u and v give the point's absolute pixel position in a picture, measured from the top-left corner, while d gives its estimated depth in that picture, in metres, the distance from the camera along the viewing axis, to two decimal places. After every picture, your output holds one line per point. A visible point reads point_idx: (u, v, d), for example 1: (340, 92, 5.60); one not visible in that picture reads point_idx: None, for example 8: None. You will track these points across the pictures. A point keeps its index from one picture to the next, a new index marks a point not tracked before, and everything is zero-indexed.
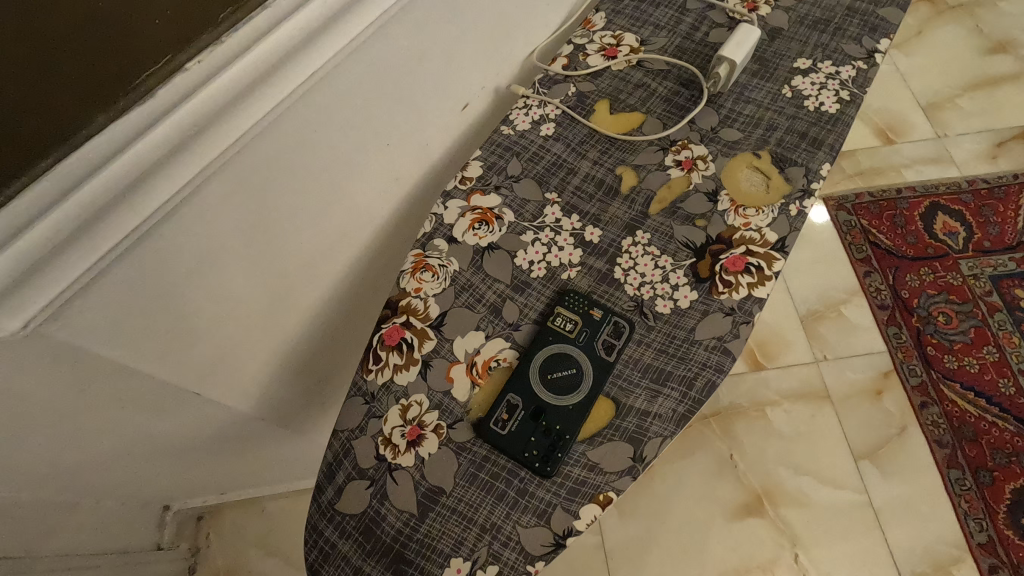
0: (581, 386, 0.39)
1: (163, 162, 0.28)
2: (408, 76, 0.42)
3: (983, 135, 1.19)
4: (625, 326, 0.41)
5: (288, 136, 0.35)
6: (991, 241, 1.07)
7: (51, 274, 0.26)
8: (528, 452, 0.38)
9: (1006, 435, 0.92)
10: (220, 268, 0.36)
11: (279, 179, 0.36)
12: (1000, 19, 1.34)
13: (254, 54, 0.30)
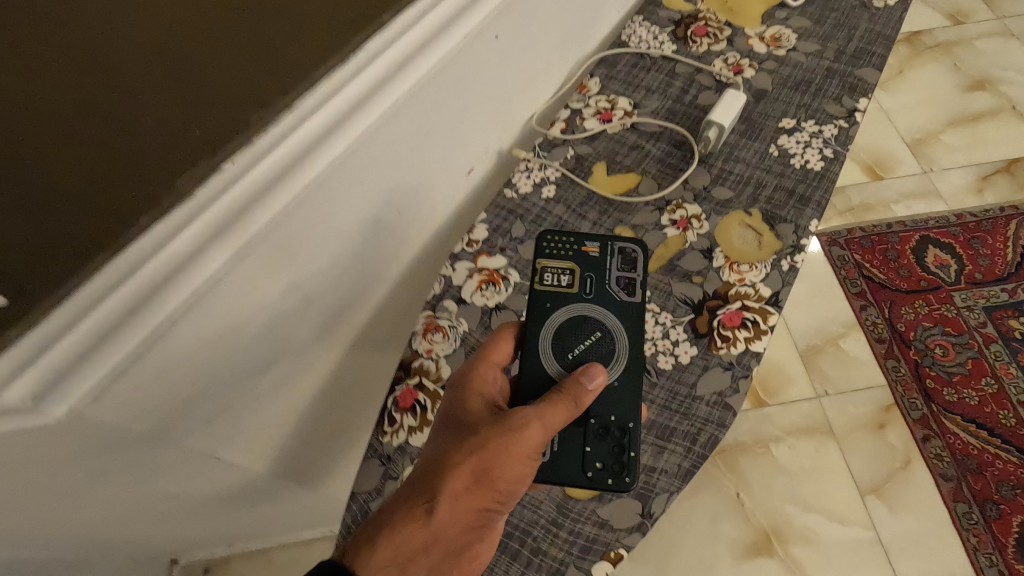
0: (612, 345, 0.39)
1: (193, 256, 0.30)
2: (416, 151, 0.45)
3: (967, 170, 1.22)
4: (631, 253, 0.43)
5: (307, 219, 0.37)
6: (981, 273, 1.10)
7: (90, 366, 0.28)
8: (593, 467, 0.37)
9: (1009, 467, 0.93)
10: (242, 343, 0.38)
11: (297, 257, 0.38)
12: (976, 57, 1.39)
13: (278, 153, 0.33)
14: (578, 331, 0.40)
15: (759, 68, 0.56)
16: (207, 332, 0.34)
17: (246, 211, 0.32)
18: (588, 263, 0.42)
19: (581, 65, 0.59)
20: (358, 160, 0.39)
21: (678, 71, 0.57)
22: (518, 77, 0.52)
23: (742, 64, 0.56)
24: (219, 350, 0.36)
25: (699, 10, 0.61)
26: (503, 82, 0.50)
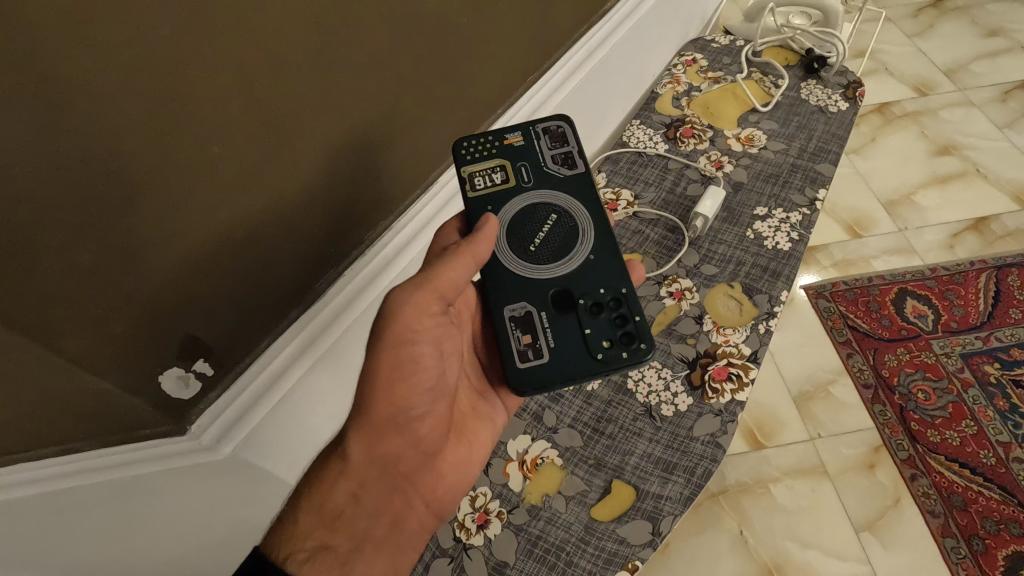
0: (554, 214, 0.56)
1: (288, 364, 0.57)
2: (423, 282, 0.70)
3: (940, 228, 1.33)
4: (544, 131, 0.60)
5: (354, 334, 0.62)
6: (957, 322, 1.19)
7: (234, 424, 0.55)
8: (603, 340, 0.51)
9: (992, 503, 1.00)
10: (319, 410, 0.62)
11: (349, 356, 0.63)
12: (940, 125, 1.50)
13: (334, 300, 0.59)
14: (529, 220, 0.56)
15: (736, 164, 0.70)
16: (305, 395, 0.60)
17: (330, 322, 0.59)
18: (511, 157, 0.59)
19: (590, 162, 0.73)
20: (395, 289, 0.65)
21: (671, 166, 0.71)
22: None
23: (722, 161, 0.71)
24: (310, 407, 0.61)
25: (687, 115, 0.76)
26: None
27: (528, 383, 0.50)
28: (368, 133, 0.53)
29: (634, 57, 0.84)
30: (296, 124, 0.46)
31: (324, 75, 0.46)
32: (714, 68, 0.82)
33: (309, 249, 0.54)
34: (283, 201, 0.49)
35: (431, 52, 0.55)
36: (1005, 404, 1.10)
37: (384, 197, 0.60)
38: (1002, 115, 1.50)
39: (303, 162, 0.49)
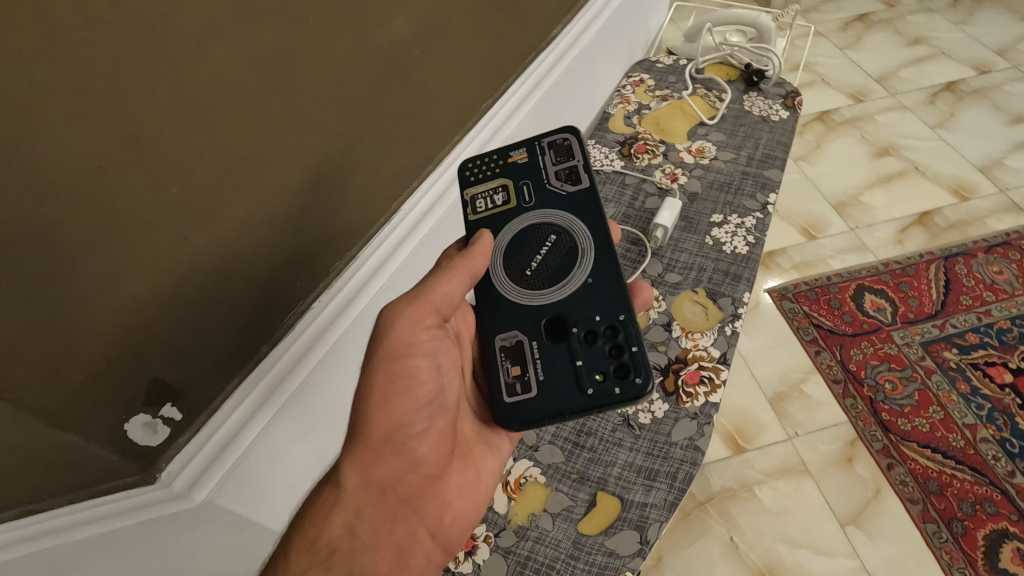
0: (558, 230, 0.57)
1: (256, 405, 0.55)
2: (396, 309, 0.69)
3: (888, 225, 1.39)
4: (553, 145, 0.62)
5: (326, 369, 0.61)
6: (914, 312, 1.24)
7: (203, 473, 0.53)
8: (601, 369, 0.50)
9: (966, 485, 1.03)
10: (294, 451, 0.61)
11: (323, 392, 0.62)
12: (878, 128, 1.59)
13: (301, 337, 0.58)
14: (529, 240, 0.57)
15: (690, 175, 0.73)
16: (279, 435, 0.58)
17: (299, 358, 0.58)
18: (513, 176, 0.61)
19: None
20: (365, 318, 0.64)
21: (628, 181, 0.73)
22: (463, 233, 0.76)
23: (676, 173, 0.74)
24: (285, 446, 0.60)
25: (639, 132, 0.79)
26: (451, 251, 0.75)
27: (517, 417, 0.51)
28: (330, 176, 0.55)
29: (584, 80, 0.87)
30: (258, 171, 0.48)
31: (283, 122, 0.48)
32: (661, 87, 0.86)
33: (275, 288, 0.54)
34: (247, 245, 0.49)
35: (388, 94, 0.58)
36: (967, 387, 1.14)
37: (348, 233, 0.60)
38: (932, 116, 1.60)
39: (266, 207, 0.50)
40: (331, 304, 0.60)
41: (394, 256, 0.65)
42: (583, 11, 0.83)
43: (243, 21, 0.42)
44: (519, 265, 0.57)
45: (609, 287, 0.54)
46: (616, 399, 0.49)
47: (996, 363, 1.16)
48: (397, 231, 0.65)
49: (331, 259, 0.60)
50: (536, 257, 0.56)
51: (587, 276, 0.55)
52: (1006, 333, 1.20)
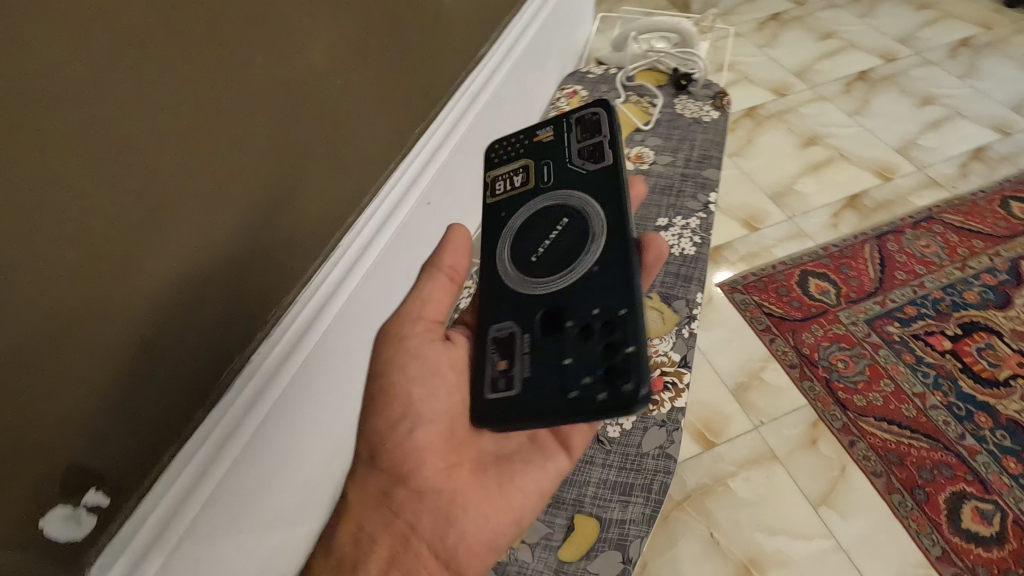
0: (574, 211, 0.56)
1: (199, 473, 0.50)
2: (353, 342, 0.65)
3: (822, 210, 1.45)
4: (579, 121, 0.61)
5: (279, 421, 0.56)
6: (855, 292, 1.29)
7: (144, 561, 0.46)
8: (589, 370, 0.47)
9: (923, 452, 1.07)
10: (251, 521, 0.55)
11: (277, 447, 0.57)
12: (802, 119, 1.66)
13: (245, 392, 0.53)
14: (544, 222, 0.57)
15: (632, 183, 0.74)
16: (230, 505, 0.52)
17: (243, 411, 0.53)
18: (536, 156, 0.62)
19: None
20: (319, 360, 0.60)
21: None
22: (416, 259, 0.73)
23: None
24: (241, 515, 0.54)
25: None
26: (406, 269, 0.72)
27: (495, 414, 0.50)
28: (265, 214, 0.53)
29: (521, 91, 0.87)
30: (190, 214, 0.46)
31: (212, 159, 0.47)
32: (593, 97, 0.87)
33: (212, 338, 0.51)
34: (186, 293, 0.47)
35: (320, 125, 0.57)
36: (912, 357, 1.19)
37: (286, 268, 0.58)
38: (849, 105, 1.69)
39: (200, 253, 0.48)
40: (274, 349, 0.56)
41: (340, 289, 0.61)
42: (511, 26, 0.84)
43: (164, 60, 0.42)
44: (527, 250, 0.57)
45: (611, 281, 0.51)
46: (601, 406, 0.45)
47: (934, 332, 1.22)
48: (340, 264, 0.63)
49: (270, 302, 0.57)
50: (546, 241, 0.56)
51: (594, 264, 0.52)
52: (939, 302, 1.26)
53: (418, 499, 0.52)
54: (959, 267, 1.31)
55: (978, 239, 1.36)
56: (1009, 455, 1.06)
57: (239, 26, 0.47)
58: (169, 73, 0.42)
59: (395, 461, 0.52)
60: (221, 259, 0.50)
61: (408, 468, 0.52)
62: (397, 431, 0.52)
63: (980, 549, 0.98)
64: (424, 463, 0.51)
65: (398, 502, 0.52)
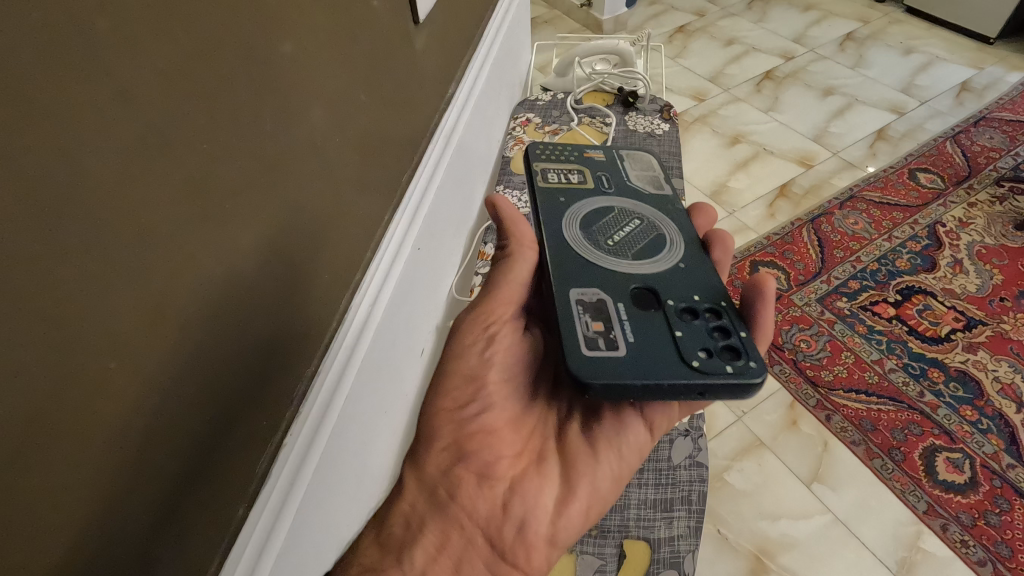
0: (643, 215, 0.60)
1: None
2: (381, 377, 0.54)
3: (758, 202, 1.53)
4: (631, 155, 0.68)
5: (314, 502, 0.44)
6: (803, 274, 1.35)
7: None
8: (705, 345, 0.47)
9: (892, 415, 1.11)
10: None
11: (311, 530, 0.44)
12: (724, 121, 1.76)
13: (277, 482, 0.41)
14: (615, 219, 0.59)
15: None
16: None
17: (284, 505, 0.41)
18: (590, 167, 0.66)
19: (471, 241, 0.83)
20: (352, 431, 0.49)
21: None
22: (422, 303, 0.64)
23: None
24: None
25: None
26: (417, 292, 0.63)
27: (600, 372, 0.45)
28: (296, 272, 0.43)
29: (483, 125, 0.84)
30: (214, 269, 0.35)
31: (249, 214, 0.37)
32: (547, 121, 0.96)
33: (247, 421, 0.40)
34: (212, 386, 0.36)
35: (348, 167, 0.49)
36: (865, 328, 1.25)
37: (313, 322, 0.46)
38: (763, 103, 1.81)
39: (227, 327, 0.37)
40: (309, 421, 0.44)
41: (366, 337, 0.49)
42: (478, 53, 0.80)
43: (209, 80, 0.33)
44: (600, 233, 0.57)
45: (706, 277, 0.54)
46: (727, 377, 0.45)
47: (878, 301, 1.29)
48: (364, 307, 0.51)
49: (305, 349, 0.45)
50: (619, 234, 0.57)
51: (679, 261, 0.55)
52: (877, 273, 1.34)
53: (477, 484, 0.48)
54: (887, 239, 1.41)
55: (898, 211, 1.47)
56: (964, 404, 1.12)
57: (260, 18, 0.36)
58: (209, 90, 0.33)
59: (460, 439, 0.50)
60: (253, 305, 0.39)
61: (473, 448, 0.49)
62: (464, 412, 0.51)
63: (959, 497, 1.01)
64: (489, 447, 0.50)
65: (457, 486, 0.49)
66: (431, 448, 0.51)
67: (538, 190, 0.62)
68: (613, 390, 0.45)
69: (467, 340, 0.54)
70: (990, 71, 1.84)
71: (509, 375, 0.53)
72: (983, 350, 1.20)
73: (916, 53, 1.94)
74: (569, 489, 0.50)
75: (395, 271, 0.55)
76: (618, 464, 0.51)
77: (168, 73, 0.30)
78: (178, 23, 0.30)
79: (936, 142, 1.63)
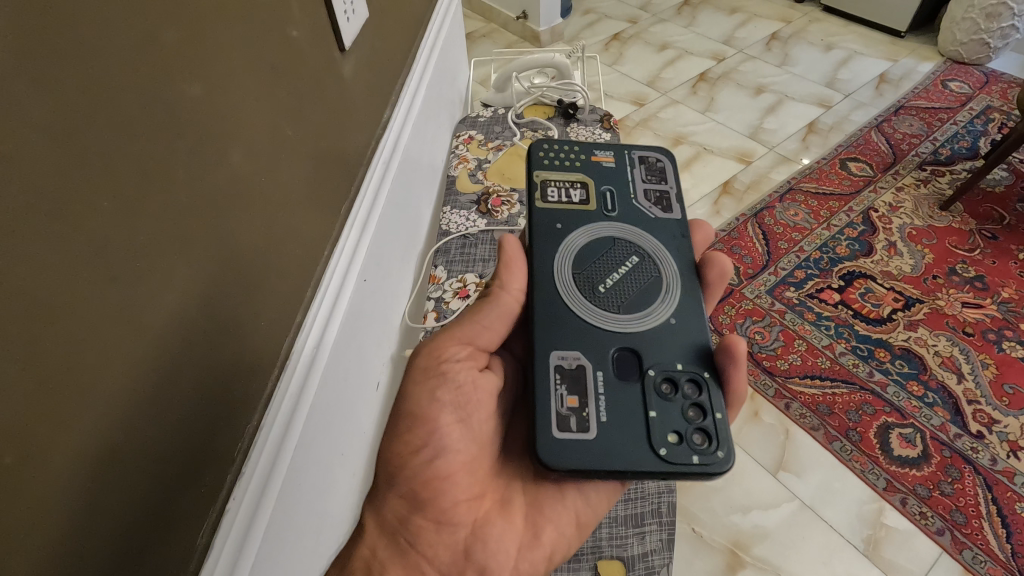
0: (647, 249, 0.58)
1: None
2: (336, 413, 0.52)
3: (704, 200, 1.56)
4: (647, 163, 0.66)
5: (266, 561, 0.41)
6: (751, 268, 1.39)
7: None
8: (678, 427, 0.48)
9: (846, 397, 1.14)
10: None
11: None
12: (665, 124, 1.80)
13: (223, 550, 0.38)
14: (612, 256, 0.58)
15: None
16: None
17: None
18: (597, 180, 0.64)
19: (422, 261, 0.82)
20: (304, 484, 0.46)
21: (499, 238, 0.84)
22: (372, 334, 0.62)
23: None
24: None
25: (489, 186, 0.91)
26: (369, 320, 0.61)
27: (566, 457, 0.47)
28: (226, 326, 0.40)
29: (423, 146, 0.82)
30: (143, 324, 0.33)
31: (165, 272, 0.34)
32: (490, 138, 0.98)
33: (183, 493, 0.36)
34: (137, 462, 0.32)
35: (278, 207, 0.47)
36: (813, 315, 1.29)
37: (251, 372, 0.43)
38: (699, 104, 1.86)
39: (151, 397, 0.33)
40: (254, 481, 0.41)
41: (312, 382, 0.47)
42: (412, 75, 0.79)
43: (128, 116, 0.31)
44: (593, 277, 0.56)
45: (694, 336, 0.53)
46: (692, 467, 0.46)
47: (823, 288, 1.34)
48: (307, 351, 0.48)
49: (247, 403, 0.43)
50: (615, 275, 0.56)
51: (669, 315, 0.54)
52: (820, 261, 1.40)
53: (436, 530, 0.48)
54: (826, 227, 1.47)
55: (834, 200, 1.53)
56: (911, 380, 1.17)
57: (177, 56, 0.35)
58: (126, 131, 0.31)
59: (413, 489, 0.48)
60: (192, 352, 0.37)
61: (427, 497, 0.47)
62: (411, 437, 0.48)
63: (914, 470, 1.04)
64: (444, 492, 0.48)
65: (415, 533, 0.48)
66: (386, 495, 0.49)
67: (537, 214, 0.60)
68: (579, 474, 0.47)
69: (417, 372, 0.51)
70: (904, 62, 1.96)
71: (465, 415, 0.50)
72: (923, 326, 1.25)
73: (836, 49, 2.05)
74: (534, 534, 0.50)
75: (339, 308, 0.53)
76: (583, 509, 0.52)
77: (65, 131, 0.27)
78: (74, 78, 0.28)
79: (863, 132, 1.71)
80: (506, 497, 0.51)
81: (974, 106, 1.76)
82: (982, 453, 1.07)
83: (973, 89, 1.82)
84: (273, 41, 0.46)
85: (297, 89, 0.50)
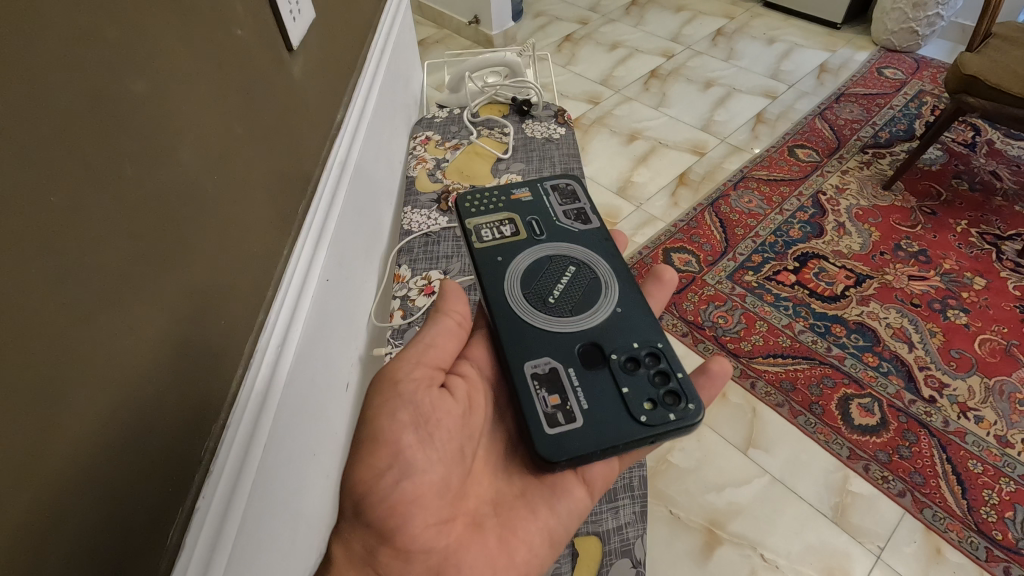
0: (575, 257, 0.61)
1: None
2: (306, 413, 0.52)
3: (662, 193, 1.60)
4: (568, 186, 0.69)
5: (242, 562, 0.41)
6: (710, 255, 1.43)
7: None
8: (649, 394, 0.51)
9: (807, 373, 1.19)
10: None
11: None
12: (620, 120, 1.84)
13: (195, 551, 0.38)
14: (551, 270, 0.60)
15: None
16: None
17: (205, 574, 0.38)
18: (519, 213, 0.66)
19: (386, 263, 0.82)
20: (275, 483, 0.46)
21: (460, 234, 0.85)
22: (339, 334, 0.62)
23: None
24: None
25: (447, 185, 0.91)
26: (334, 320, 0.61)
27: (565, 450, 0.48)
28: (185, 328, 0.40)
29: (379, 149, 0.82)
30: (105, 324, 0.33)
31: (114, 278, 0.33)
32: (447, 138, 0.99)
33: (150, 494, 0.36)
34: (94, 470, 0.32)
35: (232, 208, 0.46)
36: (772, 296, 1.33)
37: (213, 375, 0.43)
38: (652, 100, 1.90)
39: (109, 400, 0.33)
40: (223, 482, 0.41)
41: (276, 383, 0.47)
42: (365, 76, 0.79)
43: (80, 127, 0.31)
44: (540, 292, 0.58)
45: (644, 317, 0.56)
46: (671, 424, 0.49)
47: (780, 270, 1.39)
48: (271, 352, 0.48)
49: (213, 404, 0.43)
50: (558, 286, 0.58)
51: (616, 306, 0.57)
52: (775, 244, 1.45)
53: (410, 555, 0.46)
54: (779, 212, 1.52)
55: (785, 185, 1.59)
56: (866, 351, 1.22)
57: (118, 64, 0.34)
58: (81, 136, 0.31)
59: (382, 515, 0.45)
60: (157, 357, 0.37)
61: (397, 523, 0.45)
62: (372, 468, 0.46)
63: (874, 437, 1.09)
64: (414, 516, 0.46)
65: (384, 562, 0.46)
66: (353, 526, 0.46)
67: (475, 253, 0.61)
68: (579, 462, 0.48)
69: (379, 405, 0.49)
70: (841, 52, 2.05)
71: (427, 433, 0.49)
72: (874, 301, 1.31)
73: (778, 42, 2.13)
74: (508, 554, 0.50)
75: (302, 307, 0.53)
76: (554, 524, 0.52)
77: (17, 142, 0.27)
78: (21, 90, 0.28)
79: (807, 120, 1.78)
80: (479, 518, 0.51)
81: (908, 90, 1.85)
82: (935, 417, 1.12)
83: (907, 75, 1.92)
84: (213, 43, 0.45)
85: (246, 92, 0.50)
